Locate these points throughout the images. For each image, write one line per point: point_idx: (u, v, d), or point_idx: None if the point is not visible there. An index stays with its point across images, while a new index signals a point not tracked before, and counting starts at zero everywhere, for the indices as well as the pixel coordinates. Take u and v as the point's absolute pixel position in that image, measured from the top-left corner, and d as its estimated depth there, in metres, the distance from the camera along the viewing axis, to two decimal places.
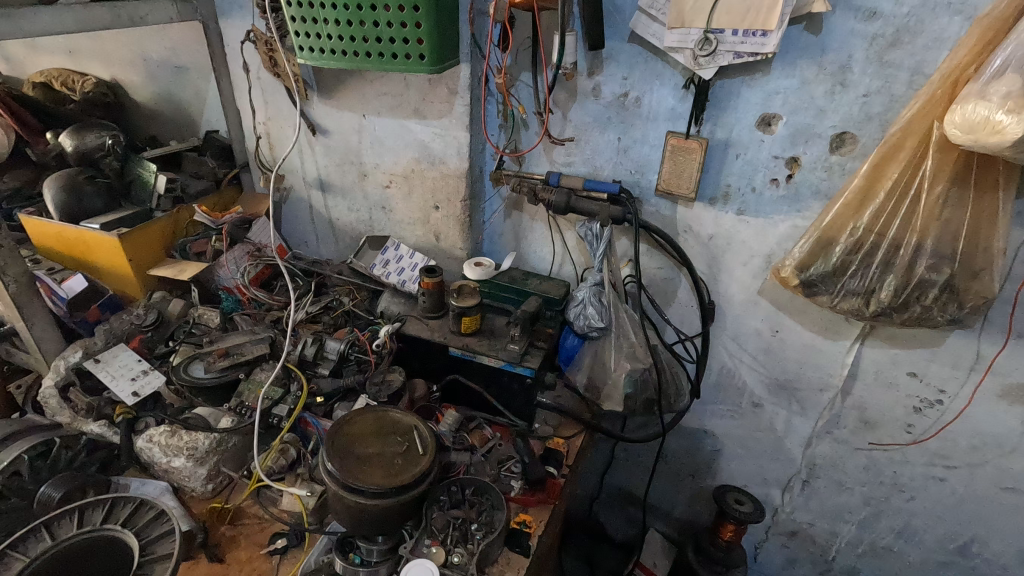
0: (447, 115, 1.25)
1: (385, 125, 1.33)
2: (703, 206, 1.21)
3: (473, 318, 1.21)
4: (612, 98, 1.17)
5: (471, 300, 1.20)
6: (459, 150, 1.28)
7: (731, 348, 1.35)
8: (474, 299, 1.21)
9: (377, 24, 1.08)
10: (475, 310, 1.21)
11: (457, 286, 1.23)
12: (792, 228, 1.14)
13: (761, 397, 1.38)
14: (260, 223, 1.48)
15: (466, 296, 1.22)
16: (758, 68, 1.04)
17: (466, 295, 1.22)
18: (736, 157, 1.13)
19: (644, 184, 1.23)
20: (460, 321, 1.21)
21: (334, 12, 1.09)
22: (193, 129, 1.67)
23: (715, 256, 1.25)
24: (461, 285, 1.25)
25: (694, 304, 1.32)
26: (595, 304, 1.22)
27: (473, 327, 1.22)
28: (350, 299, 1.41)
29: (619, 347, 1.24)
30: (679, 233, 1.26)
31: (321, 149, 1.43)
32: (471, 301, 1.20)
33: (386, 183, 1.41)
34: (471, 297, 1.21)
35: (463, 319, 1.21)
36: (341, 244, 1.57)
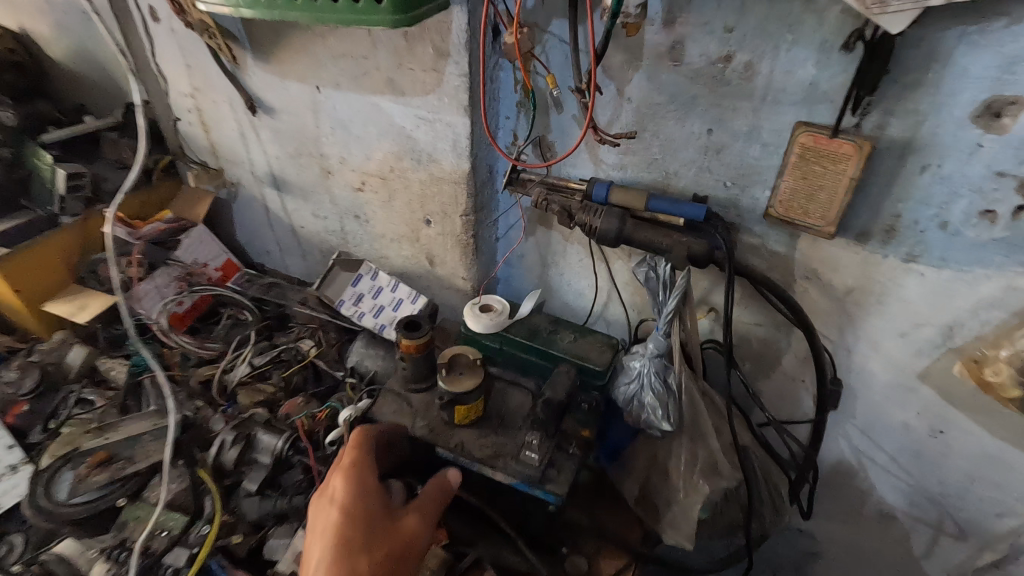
0: (435, 89, 0.80)
1: (348, 103, 0.89)
2: (845, 244, 0.74)
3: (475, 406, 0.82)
4: (703, 64, 0.69)
5: (470, 383, 0.80)
6: (455, 142, 0.84)
7: (857, 439, 0.91)
8: (474, 379, 0.80)
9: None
10: (477, 399, 0.80)
11: (446, 355, 0.83)
12: (1008, 292, 0.67)
13: (893, 504, 0.95)
14: (196, 233, 1.08)
15: (464, 373, 0.81)
16: (999, 10, 0.55)
17: (463, 373, 0.81)
18: (919, 171, 0.65)
19: (745, 204, 0.77)
20: (450, 412, 0.82)
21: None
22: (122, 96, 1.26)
23: (853, 318, 0.79)
24: (454, 352, 0.84)
25: (807, 379, 0.88)
26: (659, 387, 0.81)
27: (469, 420, 0.82)
28: (314, 345, 1.03)
29: (692, 456, 0.81)
30: (795, 280, 0.80)
31: (268, 134, 1.01)
32: (466, 387, 0.79)
33: (358, 185, 0.99)
34: (471, 379, 0.81)
35: (456, 410, 0.80)
36: (309, 258, 1.17)
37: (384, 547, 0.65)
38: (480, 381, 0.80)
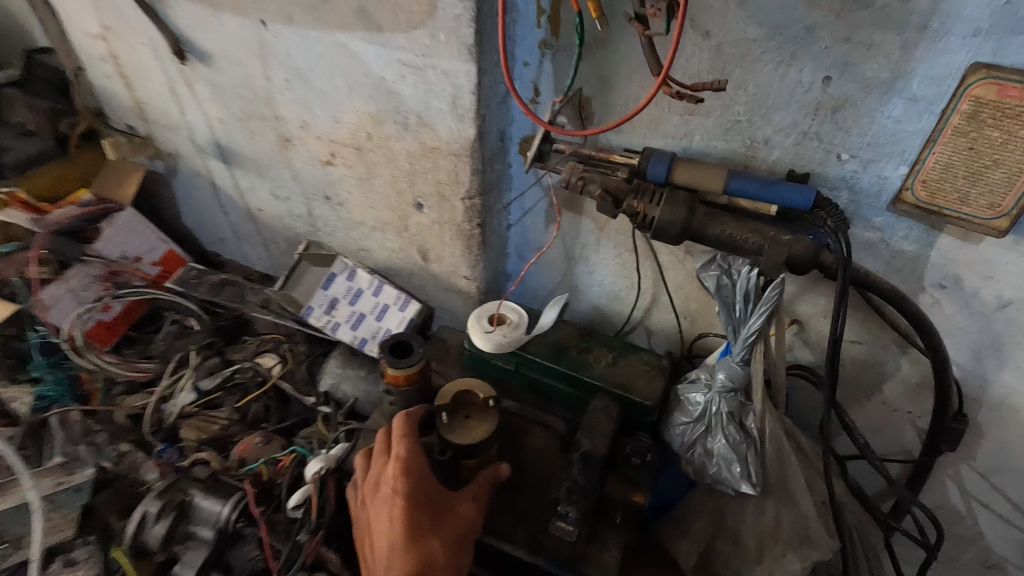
0: (424, 22, 0.56)
1: (306, 45, 0.65)
2: (1011, 242, 0.52)
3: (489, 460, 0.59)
4: None
5: (482, 433, 0.56)
6: (455, 98, 0.60)
7: (973, 485, 0.71)
8: (488, 426, 0.57)
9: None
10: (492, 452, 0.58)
11: (446, 392, 0.59)
12: None
13: (1006, 558, 0.76)
14: (123, 220, 0.85)
15: (473, 418, 0.57)
16: None
17: (472, 418, 0.58)
18: None
19: (865, 185, 0.55)
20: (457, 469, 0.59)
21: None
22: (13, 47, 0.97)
23: (1000, 342, 0.58)
24: (459, 386, 0.60)
25: (917, 411, 0.68)
26: (734, 431, 0.60)
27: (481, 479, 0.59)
28: (279, 362, 0.81)
29: (776, 519, 0.61)
30: (922, 289, 0.58)
31: (205, 89, 0.76)
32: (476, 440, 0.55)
33: (326, 158, 0.75)
34: (483, 427, 0.57)
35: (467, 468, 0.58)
36: (271, 249, 0.93)
37: (454, 537, 0.51)
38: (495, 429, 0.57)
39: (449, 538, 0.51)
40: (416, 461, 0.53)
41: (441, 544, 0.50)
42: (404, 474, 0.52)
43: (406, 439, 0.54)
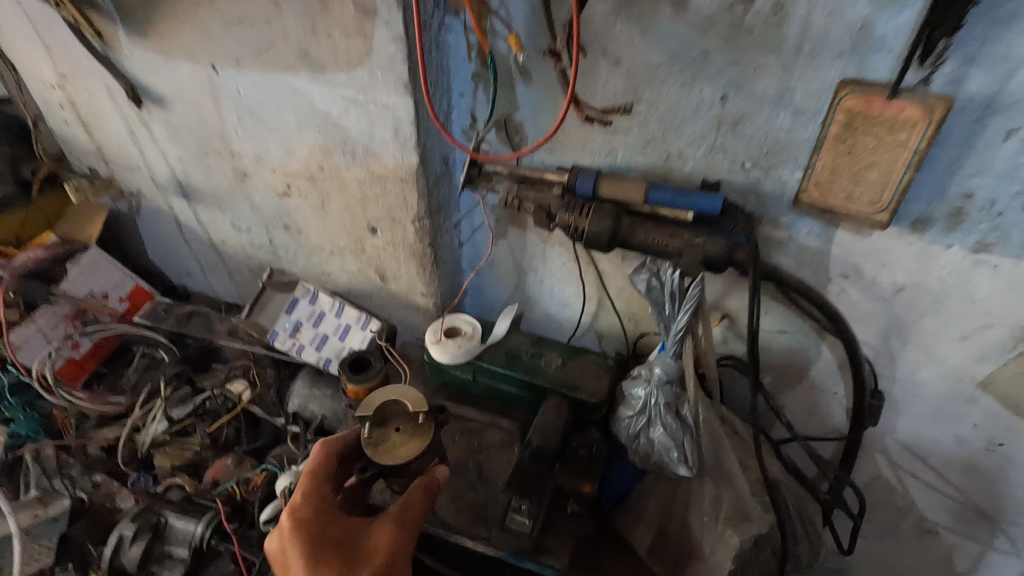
0: (362, 62, 0.61)
1: (256, 86, 0.69)
2: (897, 234, 0.59)
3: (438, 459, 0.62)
4: (714, 9, 0.52)
5: (412, 449, 0.56)
6: (397, 128, 0.65)
7: (900, 458, 0.78)
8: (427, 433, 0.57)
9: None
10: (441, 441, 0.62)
11: (376, 396, 0.60)
12: None
13: (938, 524, 0.82)
14: (87, 259, 0.87)
15: (404, 433, 0.57)
16: None
17: (407, 431, 0.57)
18: (1006, 137, 0.50)
19: (769, 190, 0.61)
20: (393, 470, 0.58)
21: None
22: None
23: (902, 323, 0.65)
24: (388, 393, 0.60)
25: (839, 391, 0.74)
26: (671, 421, 0.65)
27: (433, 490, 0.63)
28: (247, 387, 0.83)
29: (716, 499, 0.66)
30: (830, 279, 0.65)
31: (163, 131, 0.80)
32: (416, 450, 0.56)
33: (283, 189, 0.79)
34: (424, 435, 0.57)
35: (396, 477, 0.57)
36: (237, 278, 0.97)
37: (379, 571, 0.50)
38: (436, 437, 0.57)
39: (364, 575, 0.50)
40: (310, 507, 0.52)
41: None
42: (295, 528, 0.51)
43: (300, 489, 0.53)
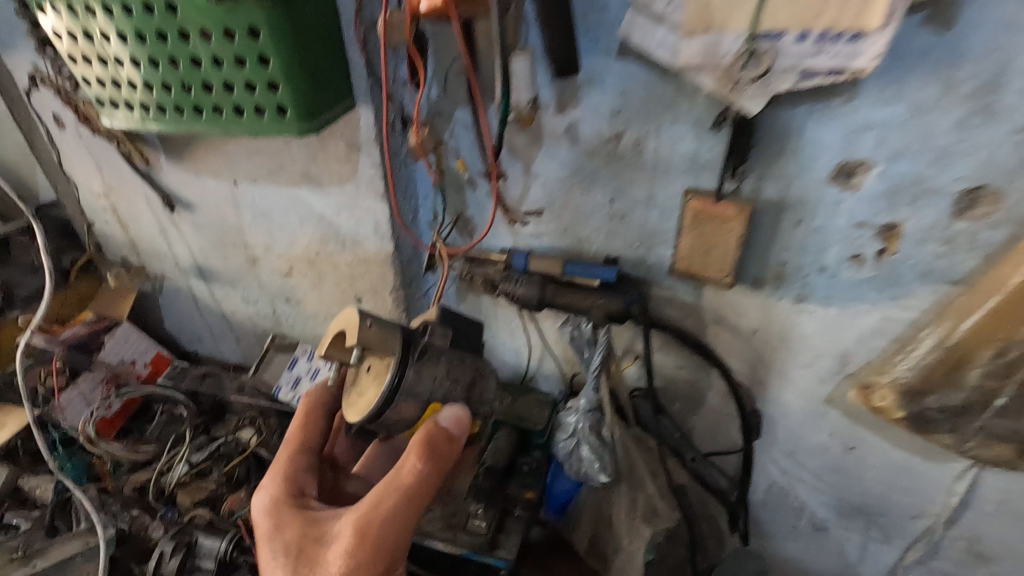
0: (350, 180, 0.83)
1: (268, 196, 0.90)
2: (744, 291, 0.81)
3: (466, 396, 0.67)
4: (597, 143, 0.76)
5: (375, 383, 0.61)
6: (377, 225, 0.87)
7: (786, 465, 0.97)
8: (387, 359, 0.62)
9: (186, 35, 0.62)
10: (434, 372, 0.63)
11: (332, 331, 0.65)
12: (885, 322, 0.74)
13: (825, 520, 1.02)
14: (121, 332, 1.06)
15: (372, 369, 0.62)
16: (834, 91, 0.63)
17: (372, 370, 0.63)
18: (797, 225, 0.73)
19: (653, 262, 0.83)
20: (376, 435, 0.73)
21: (112, 19, 0.63)
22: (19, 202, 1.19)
23: (762, 356, 0.86)
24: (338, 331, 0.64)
25: (731, 412, 0.94)
26: (594, 440, 0.83)
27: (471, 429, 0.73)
28: (256, 434, 1.01)
29: (632, 501, 0.85)
30: (706, 325, 0.86)
31: (189, 228, 1.01)
32: (375, 394, 0.61)
33: (286, 270, 0.99)
34: (384, 366, 0.62)
35: (391, 417, 0.63)
36: (243, 343, 1.15)
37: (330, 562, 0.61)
38: (398, 361, 0.61)
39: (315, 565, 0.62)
40: (280, 499, 0.66)
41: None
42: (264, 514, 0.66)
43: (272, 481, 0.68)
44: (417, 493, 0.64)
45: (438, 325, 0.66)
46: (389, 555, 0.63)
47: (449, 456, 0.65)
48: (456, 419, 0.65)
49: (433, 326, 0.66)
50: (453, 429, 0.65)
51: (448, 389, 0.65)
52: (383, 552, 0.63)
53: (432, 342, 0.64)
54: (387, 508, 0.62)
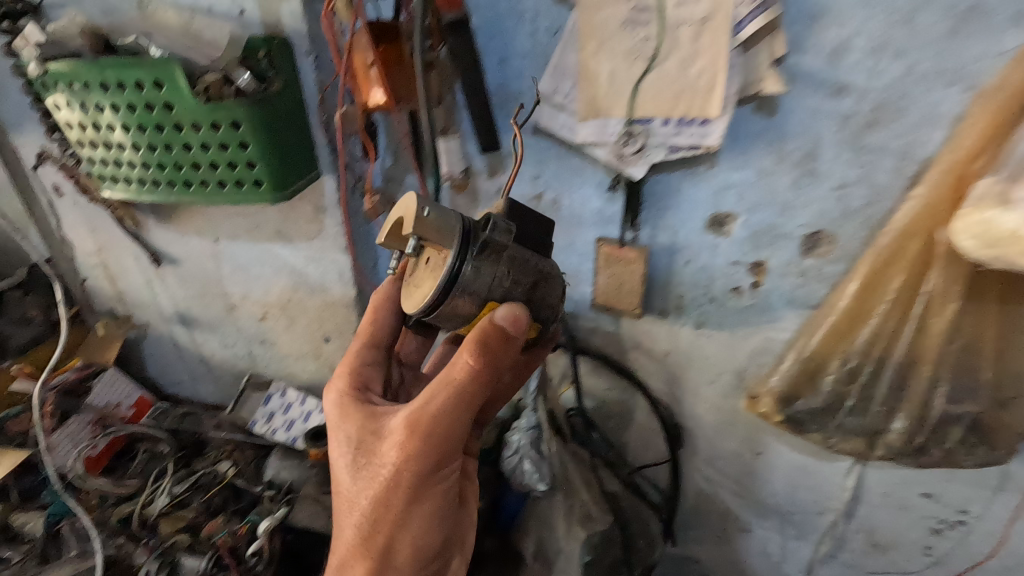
0: (317, 236, 0.97)
1: (246, 251, 1.04)
2: (653, 320, 0.96)
3: (526, 299, 0.63)
4: (522, 201, 0.92)
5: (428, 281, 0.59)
6: (341, 274, 1.00)
7: (708, 472, 1.11)
8: (443, 251, 0.58)
9: (180, 127, 0.77)
10: (496, 271, 0.59)
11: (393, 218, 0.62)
12: (767, 341, 0.90)
13: (748, 521, 1.15)
14: (108, 377, 1.16)
15: (428, 265, 0.60)
16: (700, 160, 0.80)
17: (427, 264, 0.61)
18: (687, 264, 0.89)
19: (577, 298, 0.99)
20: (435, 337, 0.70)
21: (119, 114, 0.77)
22: (11, 261, 1.30)
23: (675, 375, 1.01)
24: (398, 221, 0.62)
25: (655, 426, 1.08)
26: (532, 454, 0.96)
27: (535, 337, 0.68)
28: (233, 465, 1.11)
29: (569, 508, 0.96)
30: (627, 350, 1.01)
31: (174, 281, 1.13)
32: (426, 290, 0.59)
33: (261, 315, 1.12)
34: (439, 260, 0.59)
35: (448, 316, 0.61)
36: (221, 384, 1.25)
37: (386, 452, 0.65)
38: (454, 255, 0.57)
39: (373, 453, 0.67)
40: (347, 393, 0.71)
41: (362, 460, 0.67)
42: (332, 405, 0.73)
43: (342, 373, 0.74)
44: (471, 391, 0.63)
45: (503, 218, 0.59)
46: (444, 451, 0.65)
47: (503, 358, 0.61)
48: (513, 318, 0.60)
49: (498, 218, 0.60)
50: (509, 328, 0.60)
51: (507, 288, 0.60)
52: (439, 447, 0.64)
53: (494, 237, 0.59)
54: (439, 406, 0.63)
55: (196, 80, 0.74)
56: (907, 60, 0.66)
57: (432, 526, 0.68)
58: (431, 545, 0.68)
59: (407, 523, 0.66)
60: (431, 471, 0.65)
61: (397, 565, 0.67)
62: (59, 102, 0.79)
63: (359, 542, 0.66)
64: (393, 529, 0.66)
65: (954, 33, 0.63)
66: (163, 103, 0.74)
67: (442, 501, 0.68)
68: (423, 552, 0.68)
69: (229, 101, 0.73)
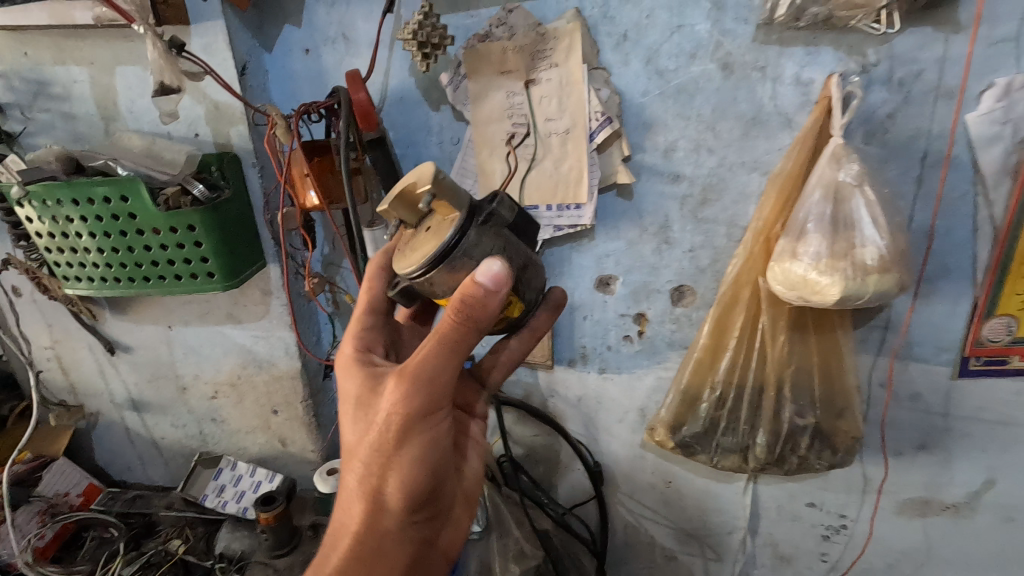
0: (264, 316, 1.09)
1: (197, 334, 1.14)
2: (564, 368, 1.12)
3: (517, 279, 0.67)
4: None
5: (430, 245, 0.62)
6: (287, 349, 1.11)
7: (630, 505, 1.24)
8: (451, 218, 0.63)
9: (141, 231, 0.90)
10: (495, 243, 0.64)
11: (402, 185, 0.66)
12: (658, 380, 1.07)
13: (672, 549, 1.26)
14: (58, 466, 1.20)
15: (430, 232, 0.65)
16: (583, 235, 0.99)
17: (430, 229, 0.65)
18: (584, 319, 1.06)
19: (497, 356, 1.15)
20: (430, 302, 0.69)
21: (86, 224, 0.89)
22: None
23: (590, 417, 1.16)
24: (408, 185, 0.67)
25: (579, 466, 1.21)
26: None
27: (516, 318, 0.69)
28: (182, 541, 1.16)
29: (503, 547, 1.07)
30: (546, 398, 1.16)
31: (127, 367, 1.21)
32: (433, 247, 0.62)
33: (212, 393, 1.20)
34: (445, 222, 0.64)
35: (442, 282, 0.63)
36: (172, 465, 1.31)
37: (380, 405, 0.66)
38: (461, 221, 0.63)
39: (369, 405, 0.68)
40: (349, 353, 0.73)
41: (362, 409, 0.69)
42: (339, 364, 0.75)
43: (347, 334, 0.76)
44: (455, 344, 0.62)
45: (506, 198, 0.67)
46: (435, 400, 0.64)
47: (487, 316, 0.61)
48: (494, 279, 0.60)
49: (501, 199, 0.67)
50: (489, 289, 0.60)
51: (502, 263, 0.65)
52: (427, 396, 0.64)
53: (499, 210, 0.66)
54: (425, 358, 0.63)
55: (156, 194, 0.88)
56: (718, 155, 0.88)
57: (423, 482, 0.67)
58: (425, 496, 0.68)
59: (396, 471, 0.66)
60: (421, 421, 0.65)
61: (390, 513, 0.68)
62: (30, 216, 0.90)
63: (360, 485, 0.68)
64: (385, 476, 0.67)
65: (745, 135, 0.86)
66: (128, 212, 0.88)
67: (435, 456, 0.67)
68: (416, 504, 0.68)
69: (185, 209, 0.87)
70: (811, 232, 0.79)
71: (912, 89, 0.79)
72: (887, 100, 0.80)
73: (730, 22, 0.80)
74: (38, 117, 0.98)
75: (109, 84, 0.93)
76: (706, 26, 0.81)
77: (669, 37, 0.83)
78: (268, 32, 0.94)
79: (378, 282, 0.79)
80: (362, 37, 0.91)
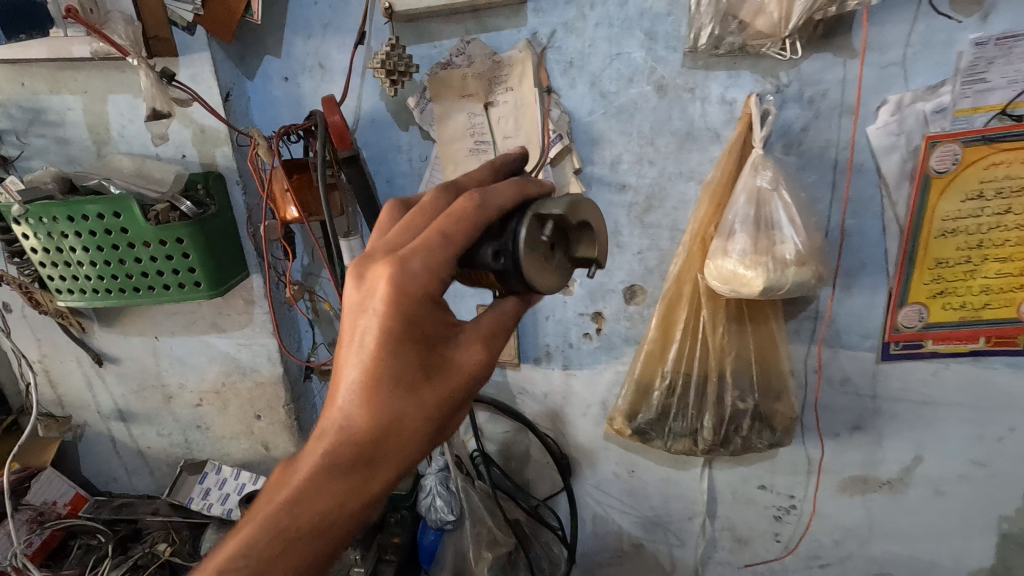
0: (247, 324, 1.16)
1: (183, 344, 1.20)
2: (531, 366, 1.21)
3: None
4: None
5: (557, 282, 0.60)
6: (269, 356, 1.18)
7: (597, 496, 1.31)
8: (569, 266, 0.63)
9: (133, 245, 0.96)
10: None
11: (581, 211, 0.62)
12: (616, 373, 1.16)
13: (638, 537, 1.34)
14: (46, 476, 1.24)
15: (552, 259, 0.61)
16: None
17: (555, 256, 0.61)
18: (547, 319, 1.15)
19: None
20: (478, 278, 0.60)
21: (81, 239, 0.96)
22: None
23: (556, 412, 1.24)
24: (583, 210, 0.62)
25: (548, 460, 1.29)
26: (442, 491, 1.13)
27: None
28: (168, 544, 1.20)
29: (476, 536, 1.14)
30: (515, 395, 1.24)
31: (114, 379, 1.26)
32: (558, 287, 0.61)
33: (197, 401, 1.26)
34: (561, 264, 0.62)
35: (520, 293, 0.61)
36: (157, 474, 1.35)
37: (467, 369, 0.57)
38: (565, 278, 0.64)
39: (446, 360, 0.56)
40: (423, 291, 0.54)
41: (428, 365, 0.55)
42: (396, 296, 0.53)
43: (418, 256, 0.54)
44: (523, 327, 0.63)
45: None
46: None
47: None
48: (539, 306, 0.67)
49: None
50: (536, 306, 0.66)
51: None
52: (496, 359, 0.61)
53: None
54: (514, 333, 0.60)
55: (147, 209, 0.95)
56: (658, 166, 0.99)
57: None
58: None
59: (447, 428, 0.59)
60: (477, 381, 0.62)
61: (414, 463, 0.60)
62: (27, 233, 0.97)
63: (396, 450, 0.55)
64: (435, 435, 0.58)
65: (680, 148, 0.97)
66: (120, 228, 0.95)
67: None
68: None
69: (174, 223, 0.95)
70: (738, 232, 0.89)
71: (820, 106, 0.91)
72: (800, 115, 0.92)
73: (662, 50, 0.91)
74: (33, 142, 1.05)
75: (102, 111, 1.01)
76: (641, 54, 0.92)
77: (610, 63, 0.94)
78: (250, 62, 1.03)
79: (483, 218, 0.55)
80: (337, 66, 1.00)
